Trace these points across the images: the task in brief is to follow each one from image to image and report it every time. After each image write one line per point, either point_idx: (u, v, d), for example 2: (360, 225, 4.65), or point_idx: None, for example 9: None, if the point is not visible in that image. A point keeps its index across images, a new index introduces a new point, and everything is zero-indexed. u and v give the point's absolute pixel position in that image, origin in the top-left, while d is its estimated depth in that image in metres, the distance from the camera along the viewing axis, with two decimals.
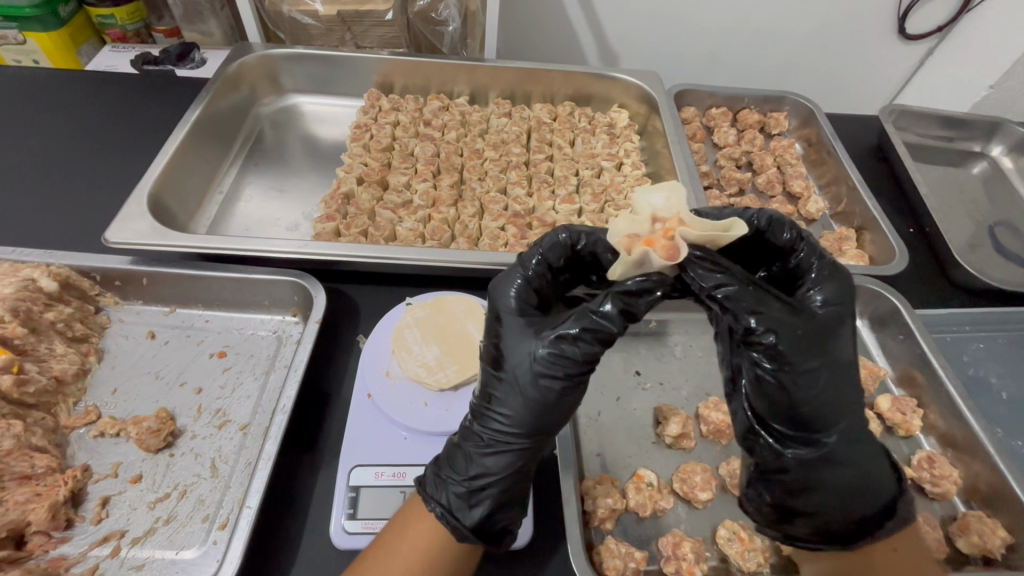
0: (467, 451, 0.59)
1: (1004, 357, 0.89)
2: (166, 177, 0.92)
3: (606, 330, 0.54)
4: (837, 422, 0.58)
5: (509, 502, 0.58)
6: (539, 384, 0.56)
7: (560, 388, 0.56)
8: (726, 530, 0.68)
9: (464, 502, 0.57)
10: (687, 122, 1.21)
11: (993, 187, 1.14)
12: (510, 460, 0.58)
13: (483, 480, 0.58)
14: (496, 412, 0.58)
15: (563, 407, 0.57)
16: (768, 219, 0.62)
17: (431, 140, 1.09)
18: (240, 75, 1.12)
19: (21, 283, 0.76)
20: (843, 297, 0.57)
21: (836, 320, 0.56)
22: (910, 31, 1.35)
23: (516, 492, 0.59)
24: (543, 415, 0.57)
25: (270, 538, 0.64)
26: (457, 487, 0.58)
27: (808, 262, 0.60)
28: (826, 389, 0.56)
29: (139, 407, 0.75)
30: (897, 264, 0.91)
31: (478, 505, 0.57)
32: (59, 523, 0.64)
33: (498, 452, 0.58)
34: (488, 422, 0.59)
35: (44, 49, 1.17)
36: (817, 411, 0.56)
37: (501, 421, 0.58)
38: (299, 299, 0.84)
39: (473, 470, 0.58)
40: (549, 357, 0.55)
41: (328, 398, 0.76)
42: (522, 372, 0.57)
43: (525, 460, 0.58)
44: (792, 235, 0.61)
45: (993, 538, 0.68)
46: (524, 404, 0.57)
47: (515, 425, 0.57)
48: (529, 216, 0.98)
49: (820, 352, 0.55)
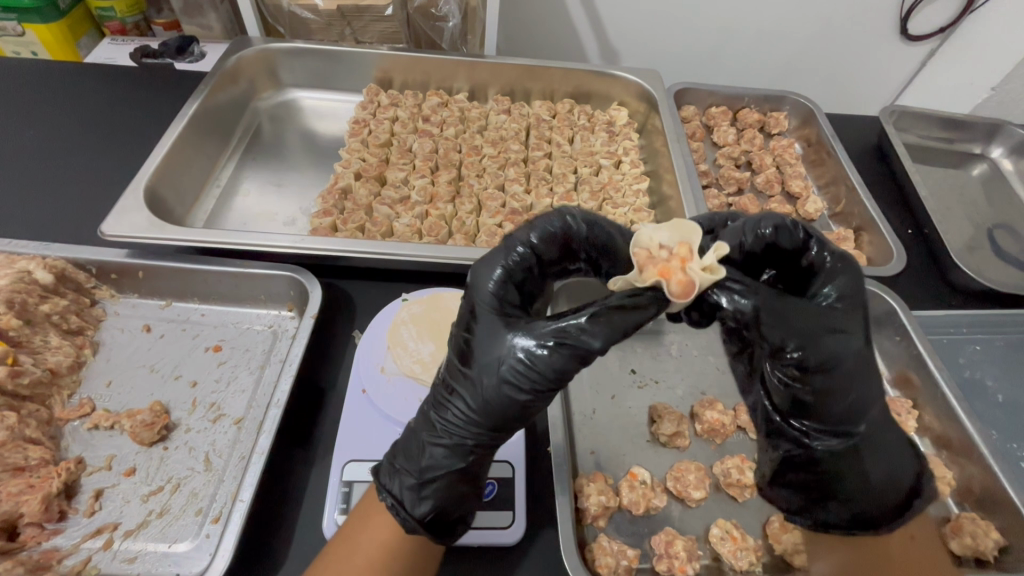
0: (423, 443, 0.59)
1: (1001, 359, 0.89)
2: (162, 170, 0.91)
3: (588, 348, 0.51)
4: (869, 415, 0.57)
5: (461, 497, 0.58)
6: (501, 389, 0.54)
7: (523, 394, 0.54)
8: (719, 529, 0.67)
9: (414, 494, 0.57)
10: (686, 121, 1.21)
11: (993, 189, 1.14)
12: (463, 457, 0.58)
13: (434, 472, 0.58)
14: (456, 409, 0.57)
15: (520, 414, 0.56)
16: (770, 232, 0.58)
17: (430, 136, 1.09)
18: (239, 69, 1.12)
19: (17, 274, 0.76)
20: (857, 288, 0.56)
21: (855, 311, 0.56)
22: (913, 31, 1.35)
23: (469, 487, 0.59)
24: (502, 418, 0.56)
25: (263, 531, 0.64)
26: (411, 479, 0.58)
27: (822, 259, 0.58)
28: (856, 387, 0.55)
29: (133, 400, 0.75)
30: (895, 265, 0.92)
31: (427, 501, 0.57)
32: (52, 514, 0.64)
33: (451, 446, 0.58)
34: (447, 415, 0.58)
35: (44, 42, 1.17)
36: (848, 407, 0.56)
37: (459, 416, 0.57)
38: (295, 294, 0.83)
39: (427, 462, 0.58)
40: (518, 362, 0.53)
41: (322, 393, 0.76)
42: (489, 372, 0.55)
43: (476, 458, 0.58)
44: (798, 232, 0.58)
45: (986, 540, 0.68)
46: (482, 405, 0.55)
47: (472, 424, 0.57)
48: (527, 214, 0.98)
49: (850, 350, 0.54)
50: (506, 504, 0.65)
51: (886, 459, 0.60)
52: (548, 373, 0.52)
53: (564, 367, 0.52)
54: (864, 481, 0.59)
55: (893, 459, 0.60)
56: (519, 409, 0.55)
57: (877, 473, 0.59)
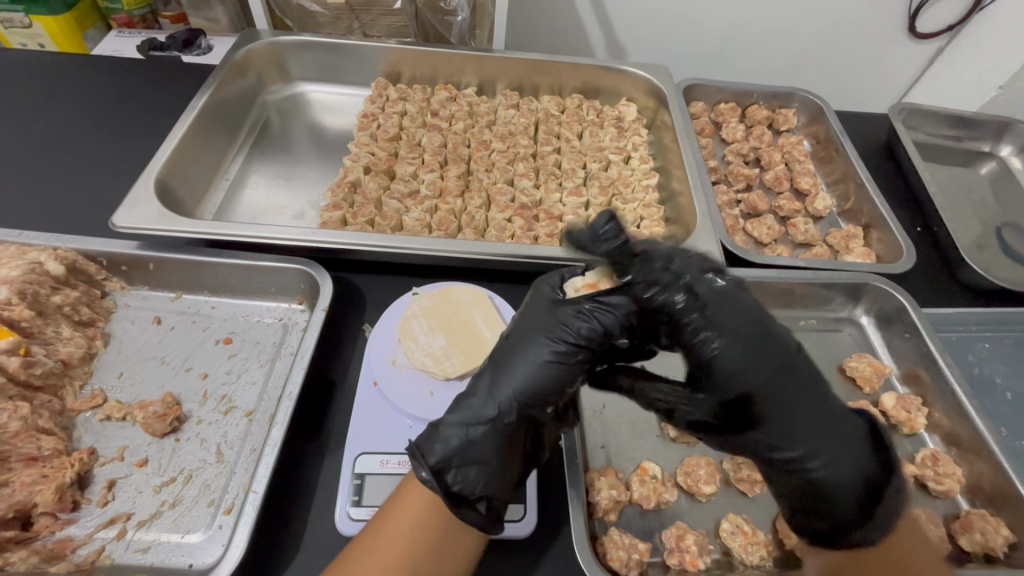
0: (456, 400, 0.60)
1: (1010, 357, 0.89)
2: (173, 162, 0.91)
3: (610, 315, 0.60)
4: (807, 437, 0.60)
5: (479, 459, 0.56)
6: (543, 343, 0.60)
7: (561, 349, 0.59)
8: (729, 524, 0.68)
9: (440, 439, 0.56)
10: (695, 117, 1.20)
11: (1001, 187, 1.14)
12: (492, 411, 0.57)
13: (466, 424, 0.57)
14: (497, 366, 0.60)
15: (553, 377, 0.59)
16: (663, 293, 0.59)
17: (438, 131, 1.09)
18: (248, 61, 1.12)
19: (29, 266, 0.76)
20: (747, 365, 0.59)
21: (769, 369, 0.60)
22: (921, 29, 1.34)
23: (490, 452, 0.56)
24: (538, 378, 0.58)
25: (275, 523, 0.64)
26: (436, 428, 0.57)
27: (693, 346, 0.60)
28: (795, 413, 0.60)
29: (145, 391, 0.76)
30: (904, 262, 0.91)
31: (441, 447, 0.56)
32: (66, 504, 0.64)
33: (486, 400, 0.58)
34: (495, 370, 0.60)
35: (51, 34, 1.17)
36: (772, 427, 0.60)
37: (504, 370, 0.59)
38: (305, 287, 0.83)
39: (455, 413, 0.58)
40: (564, 320, 0.60)
41: (333, 386, 0.76)
42: (537, 329, 0.61)
43: (508, 425, 0.57)
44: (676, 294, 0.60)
45: (996, 537, 0.68)
46: (526, 356, 0.59)
47: (508, 380, 0.58)
48: (537, 209, 0.99)
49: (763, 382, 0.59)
50: (518, 497, 0.65)
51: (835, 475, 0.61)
52: (580, 327, 0.60)
53: (594, 326, 0.60)
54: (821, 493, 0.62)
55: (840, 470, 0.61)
56: (557, 365, 0.59)
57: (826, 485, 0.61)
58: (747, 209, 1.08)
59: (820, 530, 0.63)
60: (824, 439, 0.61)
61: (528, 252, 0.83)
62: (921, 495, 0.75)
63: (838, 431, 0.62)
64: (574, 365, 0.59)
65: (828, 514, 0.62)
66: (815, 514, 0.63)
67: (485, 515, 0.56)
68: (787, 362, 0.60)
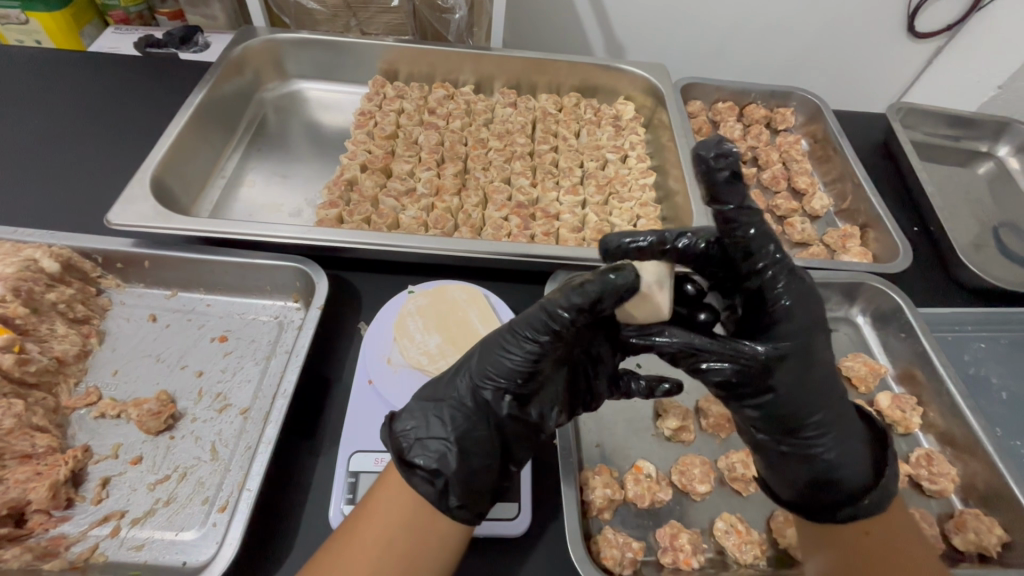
0: (434, 383, 0.61)
1: (1005, 357, 0.89)
2: (169, 160, 0.91)
3: (562, 301, 0.54)
4: (817, 404, 0.58)
5: (435, 433, 0.57)
6: (511, 334, 0.57)
7: (525, 342, 0.56)
8: (724, 522, 0.68)
9: (410, 418, 0.58)
10: (693, 116, 1.20)
11: (999, 188, 1.13)
12: (456, 392, 0.59)
13: (433, 407, 0.58)
14: (467, 352, 0.61)
15: (513, 369, 0.57)
16: (757, 235, 0.54)
17: (435, 129, 1.08)
18: (245, 58, 1.11)
19: (24, 263, 0.76)
20: (803, 322, 0.56)
21: (807, 333, 0.56)
22: (919, 28, 1.34)
23: (446, 428, 0.57)
24: (499, 368, 0.57)
25: (269, 521, 0.64)
26: (411, 407, 0.59)
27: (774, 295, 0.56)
28: (803, 382, 0.57)
29: (140, 389, 0.76)
30: (901, 262, 0.91)
31: (407, 418, 0.58)
32: (60, 502, 0.64)
33: (455, 385, 0.59)
34: (470, 356, 0.60)
35: (48, 31, 1.16)
36: (795, 389, 0.58)
37: (475, 356, 0.60)
38: (301, 285, 0.83)
39: (428, 394, 0.60)
40: (534, 312, 0.56)
41: (328, 384, 0.76)
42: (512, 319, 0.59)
43: (470, 414, 0.57)
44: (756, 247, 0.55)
45: (990, 536, 0.69)
46: (493, 344, 0.58)
47: (475, 368, 0.58)
48: (533, 208, 0.99)
49: (793, 345, 0.56)
50: (513, 496, 0.65)
51: (847, 449, 0.60)
52: (541, 322, 0.55)
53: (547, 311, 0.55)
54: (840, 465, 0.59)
55: (850, 445, 0.60)
56: (519, 354, 0.56)
57: (840, 460, 0.59)
58: None
59: (813, 505, 0.60)
60: (830, 408, 0.59)
61: (524, 251, 0.83)
62: (915, 495, 0.75)
63: (840, 400, 0.60)
64: (531, 348, 0.56)
65: (831, 484, 0.59)
66: (813, 487, 0.59)
67: (438, 493, 0.54)
68: (818, 328, 0.57)
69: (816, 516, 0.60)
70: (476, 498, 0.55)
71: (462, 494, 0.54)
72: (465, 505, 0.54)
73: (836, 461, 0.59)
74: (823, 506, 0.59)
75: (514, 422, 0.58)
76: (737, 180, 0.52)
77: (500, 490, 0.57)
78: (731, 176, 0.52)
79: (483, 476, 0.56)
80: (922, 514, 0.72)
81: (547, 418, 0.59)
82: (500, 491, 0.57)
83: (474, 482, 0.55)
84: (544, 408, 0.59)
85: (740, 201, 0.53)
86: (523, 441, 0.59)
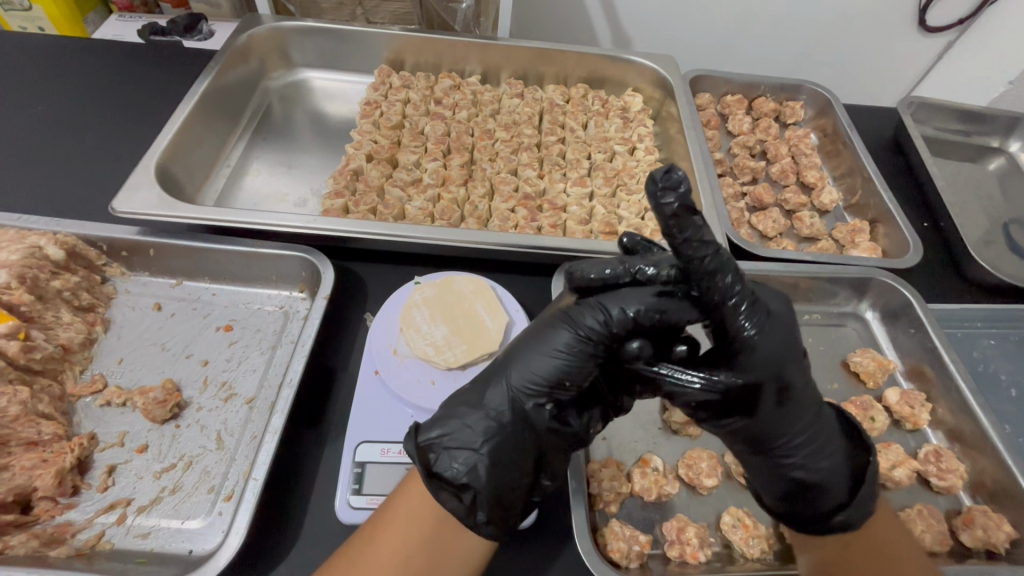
0: (466, 391, 0.58)
1: (1015, 354, 0.88)
2: (174, 148, 0.91)
3: (619, 308, 0.55)
4: (795, 428, 0.57)
5: (467, 443, 0.54)
6: (558, 339, 0.56)
7: (571, 346, 0.56)
8: (731, 517, 0.67)
9: (436, 428, 0.56)
10: (701, 108, 1.19)
11: (1009, 183, 1.12)
12: (494, 400, 0.56)
13: (464, 416, 0.56)
14: (504, 355, 0.59)
15: (558, 374, 0.55)
16: (716, 263, 0.51)
17: (442, 119, 1.07)
18: (249, 47, 1.10)
19: (29, 249, 0.75)
20: (779, 350, 0.54)
21: (778, 361, 0.55)
22: (932, 22, 1.32)
23: (480, 439, 0.54)
24: (545, 375, 0.56)
25: (276, 511, 0.64)
26: (440, 418, 0.56)
27: (744, 324, 0.53)
28: (778, 409, 0.56)
29: (146, 377, 0.75)
30: (913, 255, 0.90)
31: (432, 427, 0.56)
32: (66, 489, 0.64)
33: (494, 391, 0.57)
34: (510, 360, 0.57)
35: (51, 17, 1.15)
36: (772, 415, 0.57)
37: (517, 361, 0.57)
38: (307, 275, 0.83)
39: (460, 402, 0.57)
40: (585, 315, 0.56)
41: (334, 374, 0.76)
42: (558, 323, 0.57)
43: (509, 423, 0.55)
44: (726, 274, 0.51)
45: (998, 533, 0.68)
46: (538, 347, 0.57)
47: (517, 373, 0.56)
48: (540, 200, 0.98)
49: (766, 373, 0.54)
50: None
51: (822, 463, 0.59)
52: (592, 324, 0.56)
53: (603, 316, 0.55)
54: (815, 482, 0.59)
55: (832, 462, 0.59)
56: (565, 358, 0.55)
57: (820, 474, 0.59)
58: (753, 201, 1.07)
59: (794, 513, 0.61)
60: (807, 430, 0.58)
61: (531, 242, 0.82)
62: (923, 491, 0.75)
63: (817, 424, 0.58)
64: (581, 356, 0.55)
65: (810, 499, 0.59)
66: (796, 496, 0.60)
67: (467, 508, 0.53)
68: (791, 356, 0.55)
69: (797, 524, 0.61)
70: (506, 515, 0.54)
71: (490, 509, 0.53)
72: (491, 521, 0.53)
73: (816, 475, 0.59)
74: (806, 517, 0.60)
75: (549, 433, 0.56)
76: (693, 212, 0.48)
77: (530, 506, 0.57)
78: (682, 209, 0.47)
79: (515, 490, 0.54)
80: (931, 511, 0.71)
81: (586, 431, 0.59)
82: (527, 507, 0.56)
83: (505, 497, 0.54)
84: (580, 417, 0.58)
85: (697, 233, 0.49)
86: (560, 451, 0.57)
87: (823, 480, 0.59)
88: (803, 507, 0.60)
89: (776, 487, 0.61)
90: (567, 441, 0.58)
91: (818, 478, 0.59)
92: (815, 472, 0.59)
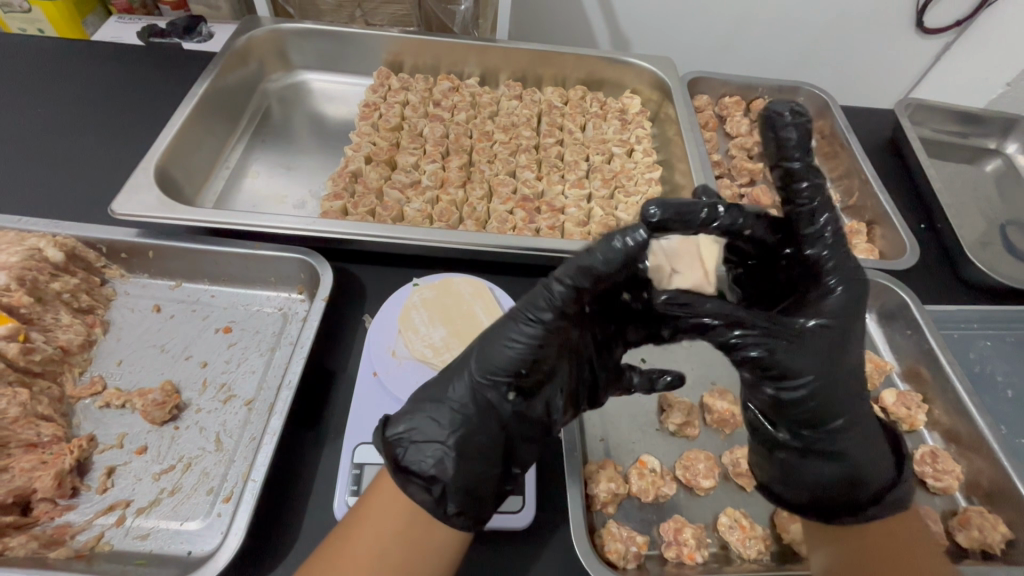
0: (431, 387, 0.59)
1: (1011, 355, 0.88)
2: (173, 150, 0.91)
3: (590, 261, 0.54)
4: (849, 401, 0.58)
5: (433, 437, 0.55)
6: (512, 328, 0.56)
7: (529, 332, 0.56)
8: (728, 517, 0.68)
9: (403, 425, 0.56)
10: (699, 110, 1.20)
11: (1006, 185, 1.13)
12: (456, 393, 0.57)
13: (428, 411, 0.57)
14: (465, 351, 0.60)
15: (516, 360, 0.56)
16: (821, 210, 0.56)
17: (440, 121, 1.08)
18: (249, 49, 1.11)
19: (28, 252, 0.76)
20: (855, 316, 0.56)
21: (848, 327, 0.56)
22: (929, 24, 1.33)
23: (444, 432, 0.55)
24: (505, 364, 0.56)
25: (274, 512, 0.64)
26: (405, 415, 0.57)
27: (830, 281, 0.56)
28: (829, 363, 0.56)
29: (145, 379, 0.76)
30: (907, 259, 0.91)
31: (398, 423, 0.57)
32: (65, 490, 0.65)
33: (455, 385, 0.57)
34: (470, 354, 0.58)
35: (50, 20, 1.15)
36: (831, 382, 0.57)
37: (475, 354, 0.58)
38: (306, 277, 0.83)
39: (425, 399, 0.58)
40: (540, 296, 0.56)
41: (332, 376, 0.76)
42: (512, 311, 0.57)
43: (474, 413, 0.56)
44: (827, 226, 0.56)
45: (994, 533, 0.69)
46: (494, 337, 0.57)
47: (476, 366, 0.57)
48: (539, 201, 0.98)
49: (837, 337, 0.56)
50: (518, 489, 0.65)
51: (864, 445, 0.59)
52: (551, 300, 0.55)
53: (568, 281, 0.54)
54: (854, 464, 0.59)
55: (873, 445, 0.60)
56: (522, 344, 0.56)
57: (859, 454, 0.59)
58: (750, 203, 1.08)
59: (829, 501, 0.60)
60: (858, 406, 0.59)
61: (529, 244, 0.82)
62: (919, 491, 0.75)
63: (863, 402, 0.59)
64: (539, 340, 0.56)
65: (849, 483, 0.59)
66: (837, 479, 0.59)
67: (436, 500, 0.53)
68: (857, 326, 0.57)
69: (828, 516, 0.60)
70: (476, 506, 0.54)
71: (461, 501, 0.53)
72: (464, 512, 0.53)
73: (857, 452, 0.59)
74: (838, 504, 0.60)
75: (515, 419, 0.57)
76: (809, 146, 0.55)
77: (502, 496, 0.56)
78: (801, 133, 0.54)
79: (485, 480, 0.54)
80: (926, 511, 0.72)
81: (554, 415, 0.59)
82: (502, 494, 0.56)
83: (476, 489, 0.54)
84: (547, 402, 0.58)
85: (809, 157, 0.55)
86: (528, 437, 0.58)
87: (860, 464, 0.59)
88: (840, 495, 0.60)
89: (817, 466, 0.60)
90: (537, 426, 0.58)
91: (858, 458, 0.59)
92: (857, 451, 0.59)
